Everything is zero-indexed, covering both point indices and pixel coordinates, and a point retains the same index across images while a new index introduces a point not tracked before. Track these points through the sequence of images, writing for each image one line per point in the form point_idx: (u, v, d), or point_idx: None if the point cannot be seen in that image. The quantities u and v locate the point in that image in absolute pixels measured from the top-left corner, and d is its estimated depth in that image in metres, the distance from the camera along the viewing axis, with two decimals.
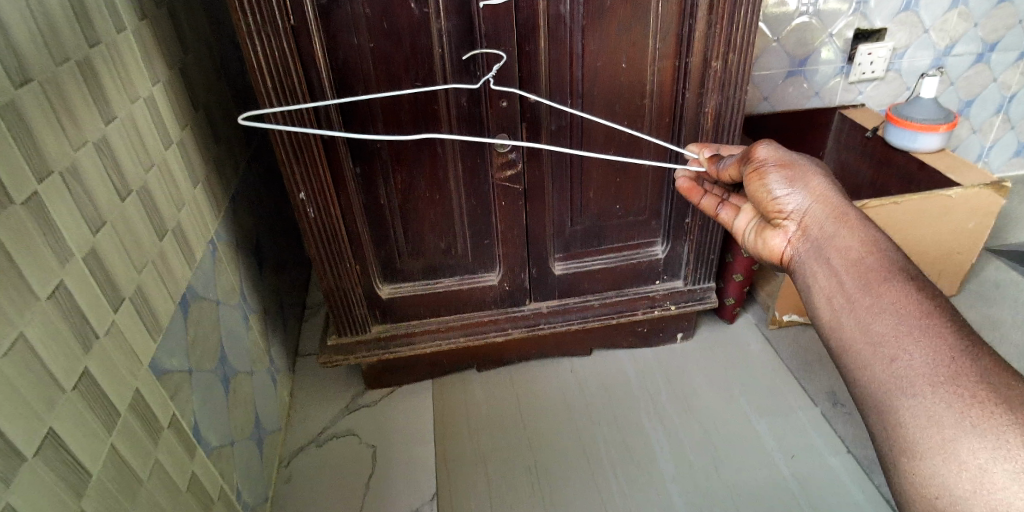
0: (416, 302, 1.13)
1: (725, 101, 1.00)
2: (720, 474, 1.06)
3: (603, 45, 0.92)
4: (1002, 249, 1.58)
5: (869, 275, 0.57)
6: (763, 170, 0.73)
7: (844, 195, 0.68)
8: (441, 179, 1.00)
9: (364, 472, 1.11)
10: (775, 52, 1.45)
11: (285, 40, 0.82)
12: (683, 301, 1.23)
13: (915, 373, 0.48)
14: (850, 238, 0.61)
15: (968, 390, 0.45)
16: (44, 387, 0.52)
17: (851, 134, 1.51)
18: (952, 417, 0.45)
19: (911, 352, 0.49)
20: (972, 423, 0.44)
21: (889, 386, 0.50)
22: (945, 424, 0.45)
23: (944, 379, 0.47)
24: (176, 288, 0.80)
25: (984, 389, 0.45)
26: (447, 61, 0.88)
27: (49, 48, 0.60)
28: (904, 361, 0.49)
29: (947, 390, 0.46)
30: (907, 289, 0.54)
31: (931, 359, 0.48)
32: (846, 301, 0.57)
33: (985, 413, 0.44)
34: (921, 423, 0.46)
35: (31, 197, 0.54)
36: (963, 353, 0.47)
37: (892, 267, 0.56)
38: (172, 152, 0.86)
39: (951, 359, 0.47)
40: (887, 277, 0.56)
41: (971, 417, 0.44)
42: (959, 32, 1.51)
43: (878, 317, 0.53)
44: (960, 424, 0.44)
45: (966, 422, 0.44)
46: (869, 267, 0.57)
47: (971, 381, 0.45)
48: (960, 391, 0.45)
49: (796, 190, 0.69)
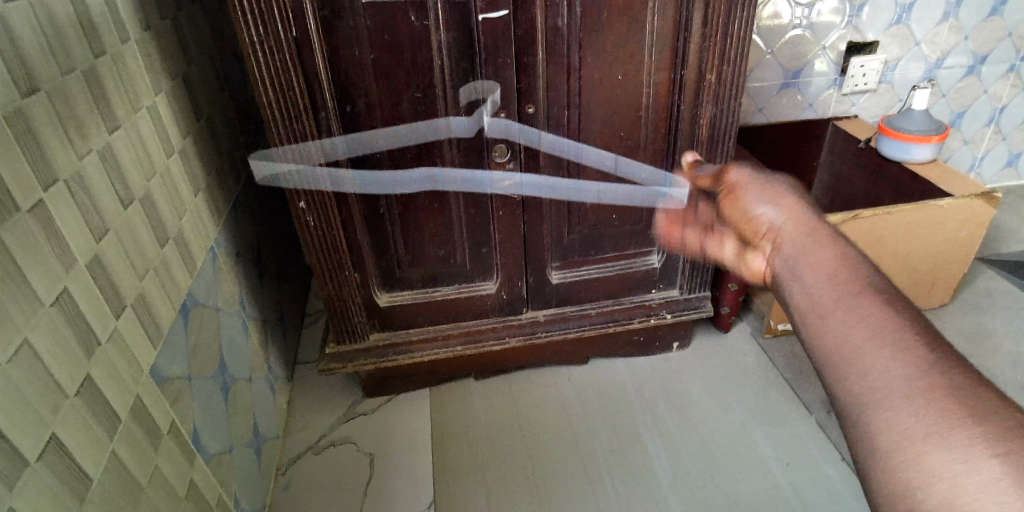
0: (414, 311, 1.14)
1: (719, 113, 1.02)
2: (718, 484, 1.07)
3: (600, 58, 0.93)
4: (995, 258, 1.60)
5: (802, 224, 0.50)
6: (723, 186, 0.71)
7: None
8: (441, 189, 1.01)
9: (362, 481, 1.11)
10: (769, 64, 1.47)
11: (288, 54, 0.84)
12: (679, 310, 1.24)
13: (879, 360, 0.39)
14: None
15: (940, 383, 0.37)
16: (50, 393, 0.52)
17: (844, 145, 1.53)
18: (925, 415, 0.36)
19: (873, 334, 0.41)
20: (953, 424, 0.35)
21: (848, 373, 0.40)
22: (916, 422, 0.36)
23: (916, 369, 0.38)
24: (177, 295, 0.80)
25: (958, 386, 0.37)
26: (446, 73, 0.89)
27: (56, 58, 0.61)
28: (866, 344, 0.40)
29: (918, 379, 0.37)
30: (841, 245, 0.47)
31: (896, 347, 0.39)
32: (781, 261, 0.50)
33: (966, 414, 0.35)
34: (885, 420, 0.38)
35: (37, 204, 0.55)
36: (931, 344, 0.39)
37: (832, 228, 0.50)
38: (175, 161, 0.87)
39: (920, 349, 0.39)
40: (828, 233, 0.49)
41: (948, 415, 0.36)
42: (949, 45, 1.54)
43: (822, 281, 0.45)
44: (933, 424, 0.36)
45: (942, 422, 0.36)
46: (798, 214, 0.51)
47: (945, 376, 0.37)
48: (932, 383, 0.37)
49: None
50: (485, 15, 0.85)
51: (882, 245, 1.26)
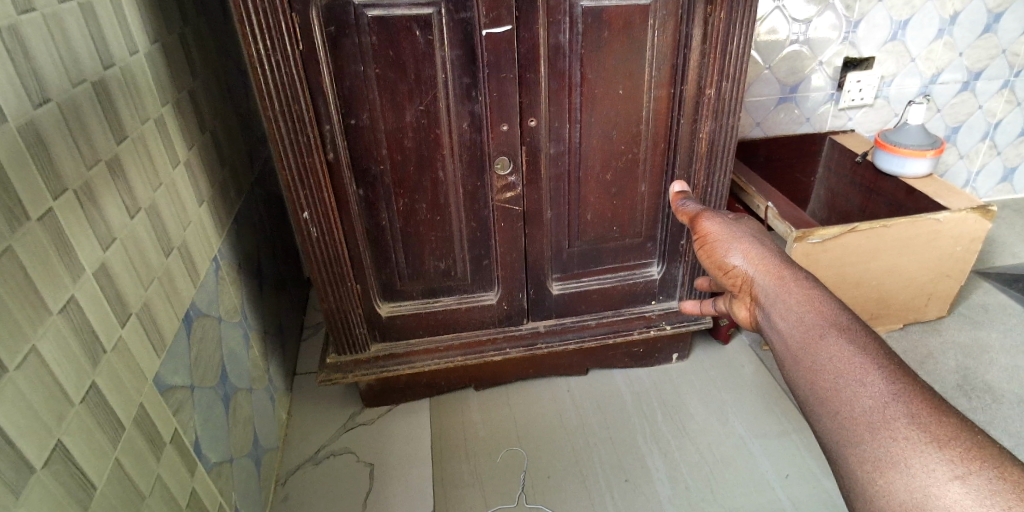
0: (414, 322, 1.14)
1: (719, 129, 1.03)
2: (717, 496, 1.07)
3: (602, 72, 0.94)
4: (990, 272, 1.61)
5: (770, 272, 0.59)
6: (696, 224, 0.70)
7: (773, 246, 0.63)
8: (443, 201, 1.02)
9: (361, 492, 1.11)
10: (766, 80, 1.50)
11: (295, 67, 0.85)
12: (679, 321, 1.24)
13: (866, 389, 0.44)
14: (790, 292, 0.55)
15: (920, 408, 0.41)
16: (55, 402, 0.53)
17: (841, 159, 1.54)
18: (909, 436, 0.40)
19: (861, 368, 0.46)
20: (933, 443, 0.39)
21: (842, 401, 0.45)
22: (900, 440, 0.40)
23: (898, 397, 0.43)
24: (180, 305, 0.81)
25: (937, 413, 0.41)
26: (449, 86, 0.91)
27: (68, 72, 0.62)
28: (855, 377, 0.45)
29: (902, 405, 0.42)
30: (835, 311, 0.51)
31: (880, 379, 0.44)
32: (764, 302, 0.57)
33: (944, 436, 0.39)
34: (875, 442, 0.42)
35: (46, 214, 0.55)
36: (911, 378, 0.44)
37: (825, 293, 0.54)
38: (179, 171, 0.88)
39: (902, 381, 0.44)
40: (794, 274, 0.57)
41: (928, 436, 0.40)
42: (944, 61, 1.56)
43: (802, 318, 0.52)
44: (916, 443, 0.40)
45: (924, 441, 0.40)
46: (763, 258, 0.61)
47: (924, 404, 0.42)
48: (914, 408, 0.42)
49: (731, 243, 0.64)
50: (487, 31, 0.87)
51: (878, 258, 1.27)
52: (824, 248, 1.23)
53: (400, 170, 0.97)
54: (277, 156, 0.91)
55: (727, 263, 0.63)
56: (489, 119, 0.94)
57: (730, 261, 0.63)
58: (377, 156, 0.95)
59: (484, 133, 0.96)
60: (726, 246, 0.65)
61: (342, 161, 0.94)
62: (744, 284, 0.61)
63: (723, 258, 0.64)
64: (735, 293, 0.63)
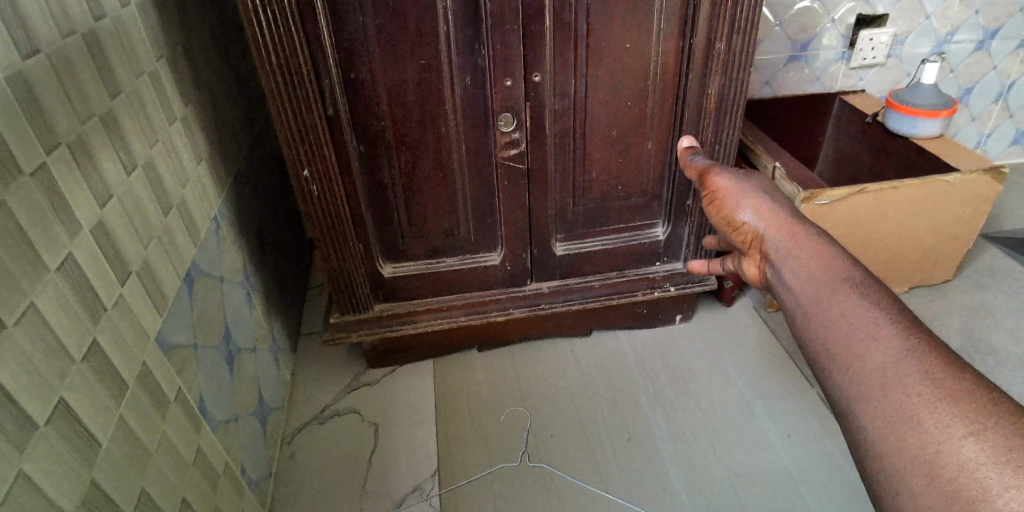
0: (418, 283, 1.14)
1: (728, 84, 1.00)
2: (718, 456, 1.08)
3: (609, 24, 0.91)
4: (998, 236, 1.59)
5: (781, 229, 0.57)
6: (708, 179, 0.68)
7: (785, 201, 0.61)
8: (446, 159, 1.00)
9: (367, 450, 1.12)
10: (776, 37, 1.45)
11: (291, 18, 0.82)
12: (683, 282, 1.24)
13: (879, 346, 0.44)
14: (803, 247, 0.54)
15: (934, 364, 0.41)
16: (56, 359, 0.52)
17: (851, 119, 1.51)
18: (922, 392, 0.40)
19: (874, 324, 0.45)
20: (947, 399, 0.39)
21: (854, 357, 0.44)
22: (914, 396, 0.40)
23: (913, 353, 0.42)
24: (181, 264, 0.80)
25: (951, 369, 0.40)
26: (451, 39, 0.88)
27: (57, 21, 0.60)
28: (868, 334, 0.45)
29: (916, 361, 0.41)
30: (849, 266, 0.50)
31: (893, 335, 0.44)
32: (774, 258, 0.56)
33: (959, 392, 0.39)
34: (888, 398, 0.41)
35: (39, 169, 0.54)
36: (925, 333, 0.43)
37: (838, 250, 0.53)
38: (176, 128, 0.86)
39: (918, 336, 0.43)
40: (806, 229, 0.56)
41: (942, 391, 0.39)
42: (960, 19, 1.51)
43: (813, 275, 0.51)
44: (930, 398, 0.39)
45: (937, 397, 0.39)
46: (774, 214, 0.59)
47: (939, 360, 0.41)
48: (928, 364, 0.41)
49: (743, 199, 0.62)
50: None
51: (885, 220, 1.26)
52: (831, 210, 1.22)
53: (401, 126, 0.95)
54: (275, 112, 0.88)
55: (737, 219, 0.62)
56: (493, 74, 0.91)
57: (741, 217, 0.62)
58: (378, 112, 0.93)
59: (489, 88, 0.93)
60: (736, 201, 0.63)
61: (342, 117, 0.92)
62: (755, 240, 0.60)
63: (732, 214, 0.63)
64: (744, 250, 0.62)
